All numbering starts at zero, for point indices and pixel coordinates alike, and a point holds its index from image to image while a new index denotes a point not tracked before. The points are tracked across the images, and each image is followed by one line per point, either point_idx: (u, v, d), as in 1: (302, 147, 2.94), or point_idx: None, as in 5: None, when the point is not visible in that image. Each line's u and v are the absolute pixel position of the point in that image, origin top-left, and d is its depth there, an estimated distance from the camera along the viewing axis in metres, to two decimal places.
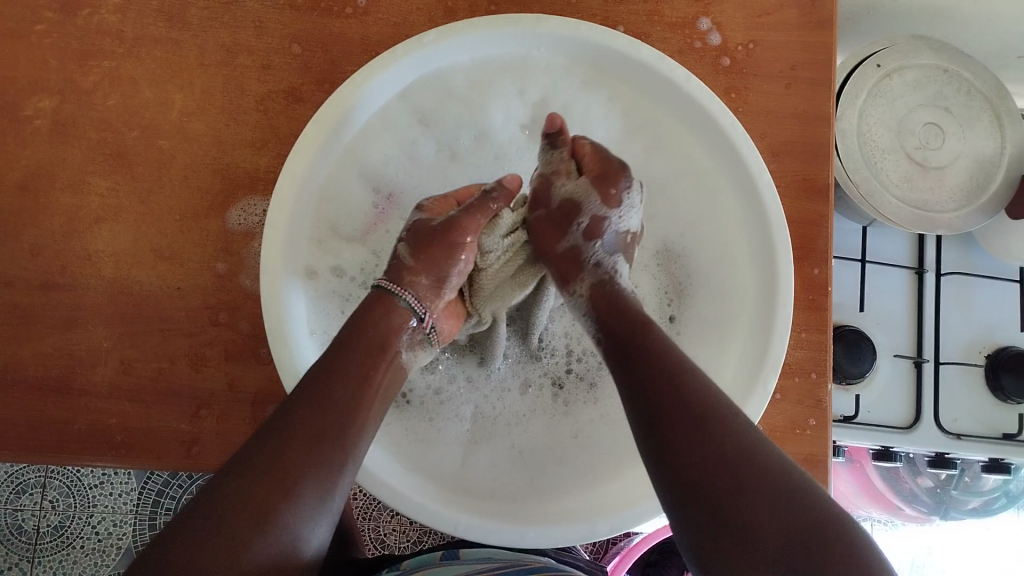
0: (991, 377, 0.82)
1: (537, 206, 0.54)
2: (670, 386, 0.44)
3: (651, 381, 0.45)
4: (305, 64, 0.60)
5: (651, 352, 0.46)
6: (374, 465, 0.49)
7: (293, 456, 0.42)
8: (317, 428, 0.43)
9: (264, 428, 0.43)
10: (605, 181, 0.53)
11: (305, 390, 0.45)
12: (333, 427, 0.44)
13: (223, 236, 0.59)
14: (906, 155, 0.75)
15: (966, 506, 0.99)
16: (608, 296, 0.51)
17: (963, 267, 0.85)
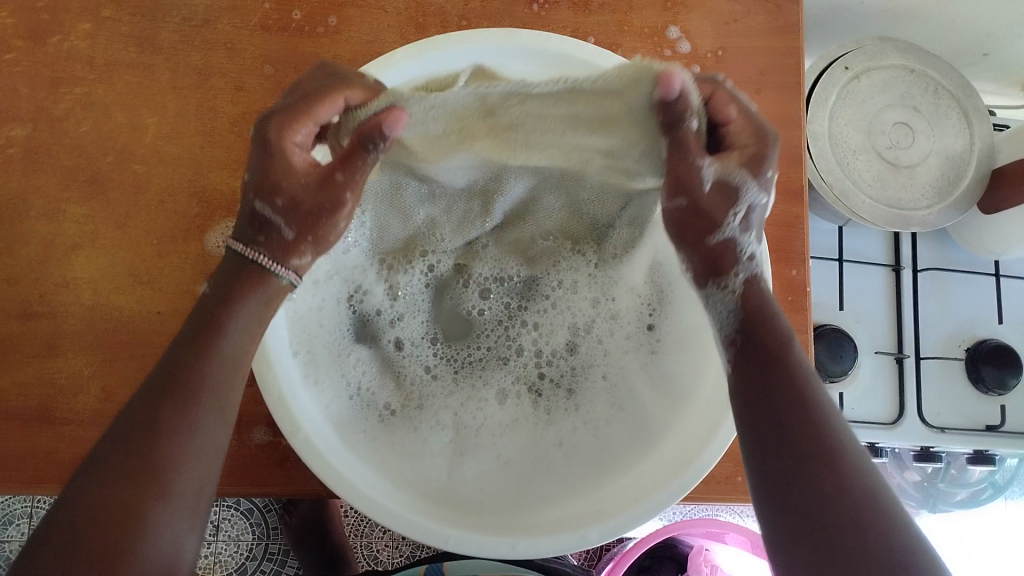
0: (972, 370, 0.83)
1: (688, 172, 0.46)
2: (802, 412, 0.42)
3: (779, 398, 0.43)
4: (279, 84, 0.61)
5: (790, 372, 0.44)
6: (361, 481, 0.48)
7: (149, 459, 0.39)
8: (169, 423, 0.41)
9: (118, 424, 0.41)
10: (761, 162, 0.46)
11: (167, 377, 0.42)
12: (189, 429, 0.41)
13: (203, 258, 0.59)
14: (877, 155, 0.76)
15: (954, 498, 0.99)
16: (759, 297, 0.47)
17: (939, 263, 0.86)
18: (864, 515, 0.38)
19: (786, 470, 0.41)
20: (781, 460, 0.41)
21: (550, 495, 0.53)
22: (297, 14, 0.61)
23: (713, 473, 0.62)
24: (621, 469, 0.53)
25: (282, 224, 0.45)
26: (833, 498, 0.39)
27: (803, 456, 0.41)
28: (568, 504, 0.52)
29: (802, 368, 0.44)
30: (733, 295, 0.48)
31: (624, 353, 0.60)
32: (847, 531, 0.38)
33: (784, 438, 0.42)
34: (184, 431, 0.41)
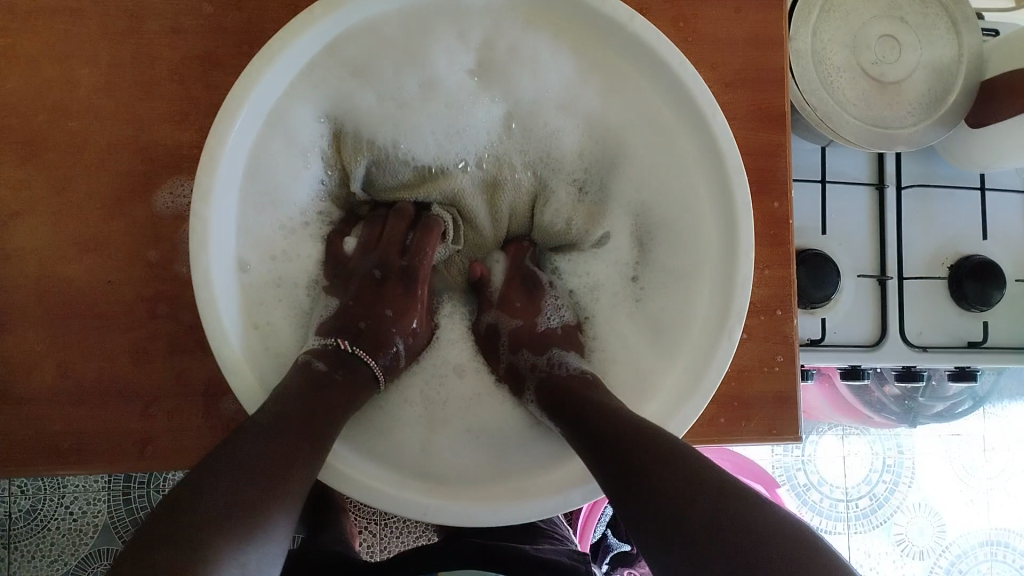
0: (955, 287, 0.82)
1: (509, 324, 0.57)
2: (628, 435, 0.43)
3: (605, 434, 0.44)
4: (220, 25, 0.56)
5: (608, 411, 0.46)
6: (340, 458, 0.47)
7: (274, 475, 0.39)
8: (293, 447, 0.41)
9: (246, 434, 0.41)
10: (508, 303, 0.58)
11: (302, 416, 0.43)
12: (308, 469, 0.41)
13: (152, 221, 0.55)
14: (863, 71, 0.72)
15: (931, 410, 1.00)
16: (553, 386, 0.52)
17: (923, 179, 0.84)
18: (718, 494, 0.37)
19: (636, 485, 0.40)
20: (632, 477, 0.40)
21: (529, 456, 0.53)
22: None
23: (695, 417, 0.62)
24: None
25: (397, 342, 0.53)
26: (679, 488, 0.38)
27: (646, 464, 0.40)
28: (549, 466, 0.51)
29: (616, 411, 0.46)
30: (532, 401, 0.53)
31: (614, 307, 0.59)
32: (701, 512, 0.36)
33: (628, 459, 0.41)
34: (305, 465, 0.41)
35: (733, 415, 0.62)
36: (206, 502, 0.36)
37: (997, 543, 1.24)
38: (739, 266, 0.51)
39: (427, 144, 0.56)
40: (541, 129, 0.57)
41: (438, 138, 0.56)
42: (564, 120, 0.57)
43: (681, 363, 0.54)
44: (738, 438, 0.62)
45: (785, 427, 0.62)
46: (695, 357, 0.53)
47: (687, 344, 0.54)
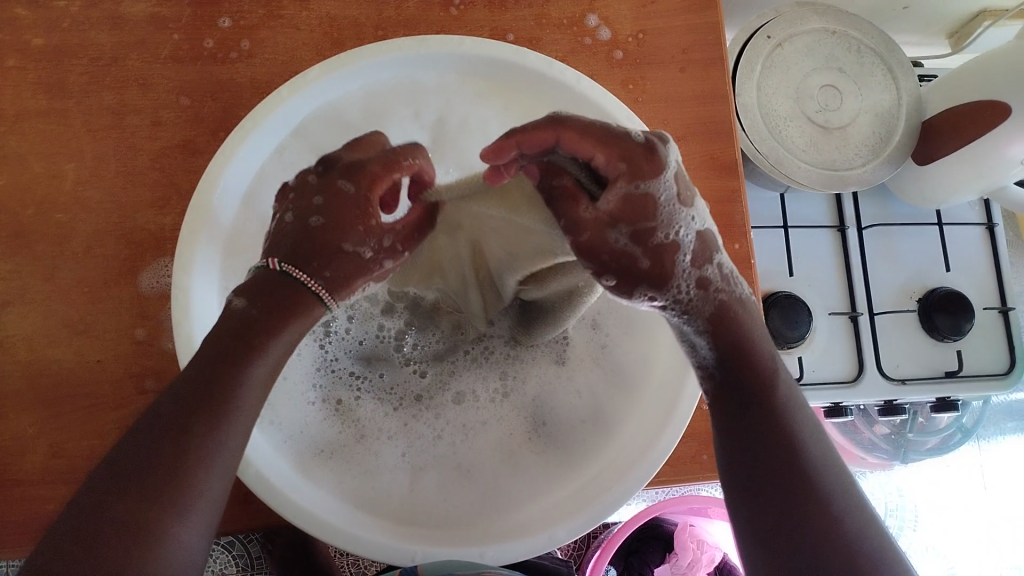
0: (926, 318, 0.84)
1: (578, 217, 0.43)
2: (760, 392, 0.44)
3: (739, 371, 0.44)
4: (197, 114, 0.60)
5: (744, 338, 0.44)
6: (318, 508, 0.48)
7: (181, 480, 0.37)
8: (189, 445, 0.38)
9: (143, 424, 0.39)
10: (630, 171, 0.41)
11: (193, 397, 0.39)
12: (214, 455, 0.39)
13: (138, 301, 0.58)
14: (808, 119, 0.77)
15: (924, 446, 0.99)
16: (734, 328, 0.44)
17: (882, 218, 0.87)
18: (825, 515, 0.40)
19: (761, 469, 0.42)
20: (753, 464, 0.43)
21: (514, 498, 0.53)
22: (209, 42, 0.61)
23: (678, 455, 0.62)
24: (569, 473, 0.54)
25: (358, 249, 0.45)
26: (803, 494, 0.41)
27: (772, 454, 0.42)
28: (533, 505, 0.52)
29: (764, 360, 0.45)
30: (704, 316, 0.44)
31: (580, 361, 0.58)
32: (817, 535, 0.40)
33: (756, 435, 0.43)
34: (208, 461, 0.38)
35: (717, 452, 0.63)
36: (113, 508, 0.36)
37: None
38: None
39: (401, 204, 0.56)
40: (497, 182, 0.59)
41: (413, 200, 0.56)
42: None
43: (648, 399, 0.55)
44: None
45: None
46: (660, 395, 0.54)
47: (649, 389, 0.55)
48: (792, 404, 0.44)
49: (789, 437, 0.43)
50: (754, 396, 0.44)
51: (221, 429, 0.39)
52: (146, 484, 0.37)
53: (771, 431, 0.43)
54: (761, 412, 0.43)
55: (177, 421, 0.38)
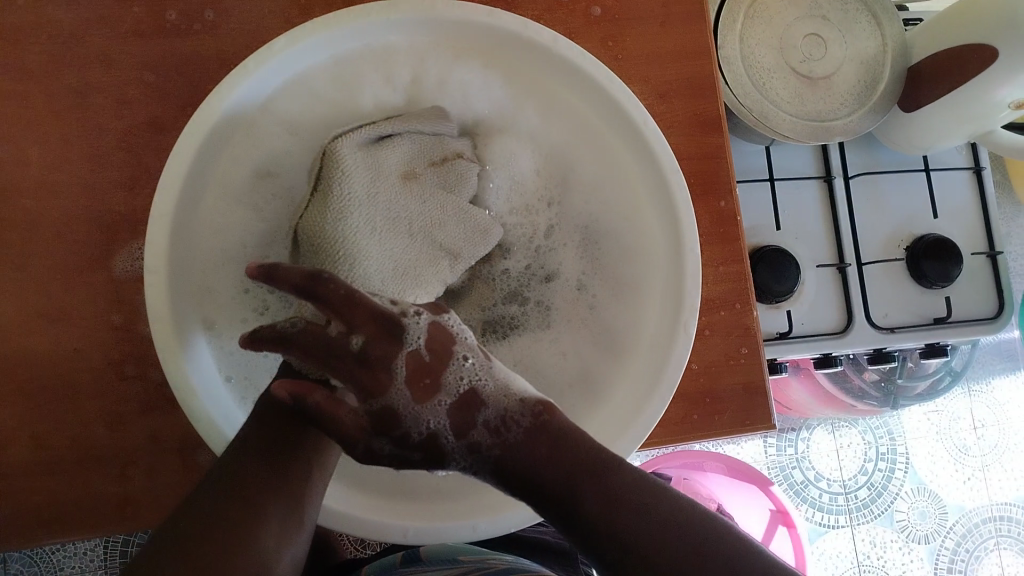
0: (913, 266, 0.83)
1: (344, 419, 0.44)
2: (606, 506, 0.41)
3: (560, 490, 0.41)
4: (163, 90, 0.58)
5: (570, 448, 0.42)
6: None
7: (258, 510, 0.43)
8: (278, 463, 0.45)
9: (230, 455, 0.45)
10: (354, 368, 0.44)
11: (266, 440, 0.45)
12: (291, 491, 0.44)
13: (114, 286, 0.57)
14: (792, 70, 0.75)
15: (913, 391, 1.00)
16: (536, 450, 0.42)
17: (869, 166, 0.86)
18: None
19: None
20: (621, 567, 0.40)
21: None
22: (171, 14, 0.58)
23: (668, 417, 0.63)
24: None
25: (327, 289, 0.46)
26: None
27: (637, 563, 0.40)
28: None
29: (601, 471, 0.42)
30: (461, 463, 0.44)
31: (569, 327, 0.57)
32: None
33: (619, 540, 0.40)
34: (284, 496, 0.44)
35: (707, 412, 0.63)
36: (198, 520, 0.41)
37: (1004, 519, 1.22)
38: (687, 251, 0.54)
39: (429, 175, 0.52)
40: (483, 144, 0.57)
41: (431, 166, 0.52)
42: (506, 142, 0.57)
43: (636, 365, 0.55)
44: (714, 433, 0.63)
45: (757, 418, 0.63)
46: (649, 361, 0.55)
47: (638, 351, 0.56)
48: (642, 502, 0.41)
49: (648, 541, 0.40)
50: (609, 503, 0.41)
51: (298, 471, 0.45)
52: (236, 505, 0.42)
53: (594, 509, 0.41)
54: (596, 525, 0.41)
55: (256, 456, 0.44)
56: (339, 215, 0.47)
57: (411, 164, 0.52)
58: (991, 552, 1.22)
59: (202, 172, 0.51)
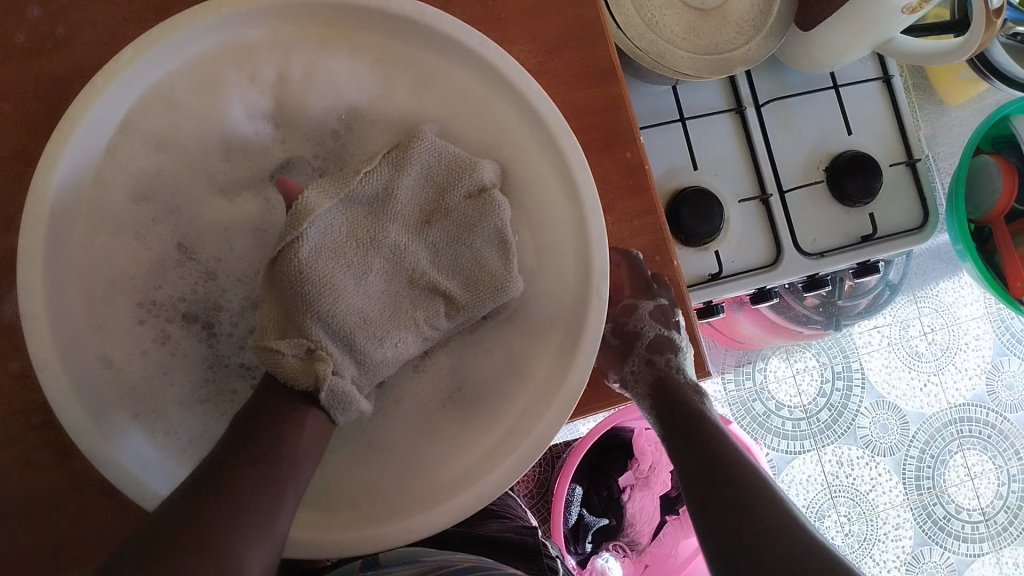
0: (835, 187, 0.82)
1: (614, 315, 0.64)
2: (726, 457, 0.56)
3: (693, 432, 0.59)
4: (22, 119, 0.54)
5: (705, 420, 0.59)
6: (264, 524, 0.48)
7: (240, 508, 0.41)
8: (264, 495, 0.42)
9: (210, 458, 0.43)
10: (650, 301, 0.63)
11: (246, 438, 0.44)
12: (274, 489, 0.43)
13: (3, 333, 0.54)
14: (683, 4, 0.73)
15: (856, 309, 1.00)
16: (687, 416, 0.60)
17: (778, 91, 0.85)
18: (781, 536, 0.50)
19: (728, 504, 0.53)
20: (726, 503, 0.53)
21: (433, 461, 0.51)
22: (18, 36, 0.55)
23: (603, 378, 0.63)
24: (489, 425, 0.52)
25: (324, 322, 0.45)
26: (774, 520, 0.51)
27: (732, 497, 0.53)
28: (458, 462, 0.51)
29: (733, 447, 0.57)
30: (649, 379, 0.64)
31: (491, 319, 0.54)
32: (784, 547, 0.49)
33: (725, 483, 0.54)
34: (265, 494, 0.42)
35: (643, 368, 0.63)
36: (182, 520, 0.40)
37: (964, 420, 1.24)
38: (591, 223, 0.52)
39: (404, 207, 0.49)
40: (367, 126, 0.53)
41: (411, 196, 0.49)
42: (388, 124, 0.53)
43: (554, 341, 0.53)
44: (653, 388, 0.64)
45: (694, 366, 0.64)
46: (570, 332, 0.53)
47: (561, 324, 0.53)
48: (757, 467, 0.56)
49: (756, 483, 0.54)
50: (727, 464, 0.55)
51: (285, 465, 0.44)
52: (222, 501, 0.41)
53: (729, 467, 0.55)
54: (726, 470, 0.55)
55: (244, 451, 0.43)
56: (315, 255, 0.45)
57: (401, 204, 0.49)
58: (955, 454, 1.23)
59: (70, 201, 0.48)
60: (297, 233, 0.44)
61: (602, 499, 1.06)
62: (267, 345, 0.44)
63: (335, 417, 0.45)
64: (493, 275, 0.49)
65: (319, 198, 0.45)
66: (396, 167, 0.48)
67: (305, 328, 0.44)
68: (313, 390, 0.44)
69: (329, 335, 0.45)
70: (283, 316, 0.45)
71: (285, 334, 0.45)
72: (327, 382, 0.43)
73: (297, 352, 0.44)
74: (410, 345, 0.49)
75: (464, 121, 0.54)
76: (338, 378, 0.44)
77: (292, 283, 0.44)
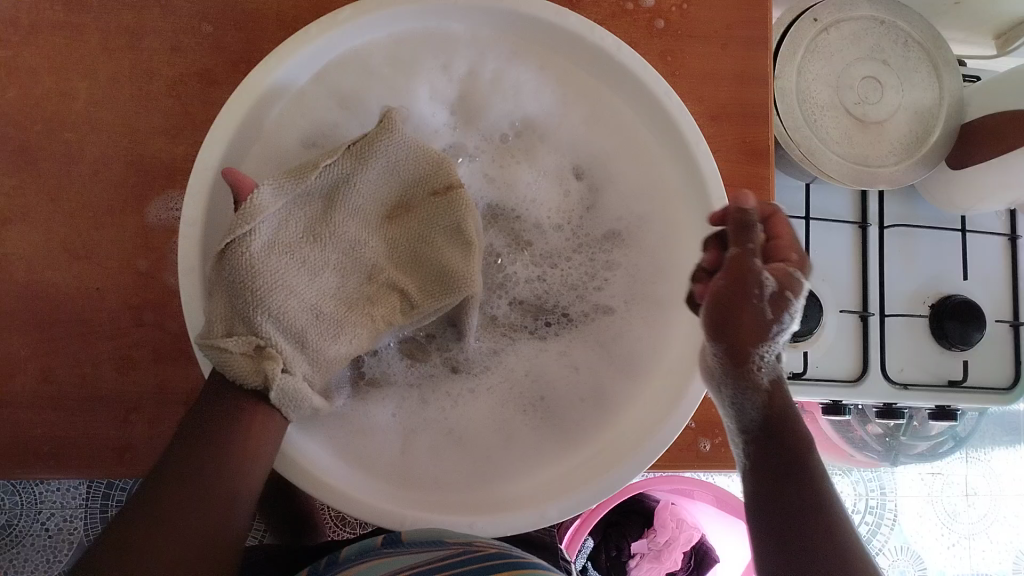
0: (936, 327, 0.82)
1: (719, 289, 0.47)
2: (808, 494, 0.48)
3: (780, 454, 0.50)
4: (219, 44, 0.57)
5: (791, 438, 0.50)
6: (333, 476, 0.48)
7: (172, 516, 0.43)
8: (201, 503, 0.44)
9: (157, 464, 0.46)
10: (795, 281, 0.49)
11: (189, 445, 0.46)
12: (206, 498, 0.45)
13: (144, 232, 0.56)
14: (845, 110, 0.75)
15: (914, 450, 0.99)
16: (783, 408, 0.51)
17: (905, 218, 0.86)
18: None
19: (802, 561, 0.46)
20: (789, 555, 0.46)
21: (506, 470, 0.53)
22: None
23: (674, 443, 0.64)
24: (563, 455, 0.54)
25: (268, 319, 0.44)
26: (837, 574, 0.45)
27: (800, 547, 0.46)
28: (532, 476, 0.52)
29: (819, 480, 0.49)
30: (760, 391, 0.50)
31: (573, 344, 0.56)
32: None
33: (800, 527, 0.47)
34: (197, 503, 0.44)
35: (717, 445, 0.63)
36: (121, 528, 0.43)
37: None
38: None
39: (366, 194, 0.49)
40: (531, 134, 0.57)
41: (375, 186, 0.49)
42: (550, 140, 0.57)
43: (651, 391, 0.55)
44: (718, 466, 0.64)
45: None
46: (669, 387, 0.54)
47: (660, 372, 0.55)
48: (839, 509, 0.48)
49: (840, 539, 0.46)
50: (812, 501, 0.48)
51: (222, 474, 0.45)
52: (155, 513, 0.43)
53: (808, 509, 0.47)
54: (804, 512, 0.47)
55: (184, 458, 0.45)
56: (263, 252, 0.44)
57: (361, 199, 0.48)
58: None
59: (251, 130, 0.50)
60: (247, 229, 0.43)
61: (609, 558, 1.05)
62: (215, 343, 0.43)
63: (288, 414, 0.46)
64: (454, 277, 0.48)
65: (269, 198, 0.44)
66: (360, 160, 0.47)
67: (253, 325, 0.43)
68: (262, 385, 0.45)
69: (281, 331, 0.44)
70: (233, 309, 0.44)
71: (233, 328, 0.44)
72: (276, 381, 0.43)
73: (244, 350, 0.43)
74: (364, 341, 0.49)
75: (621, 159, 0.57)
76: (290, 376, 0.44)
77: (241, 279, 0.43)
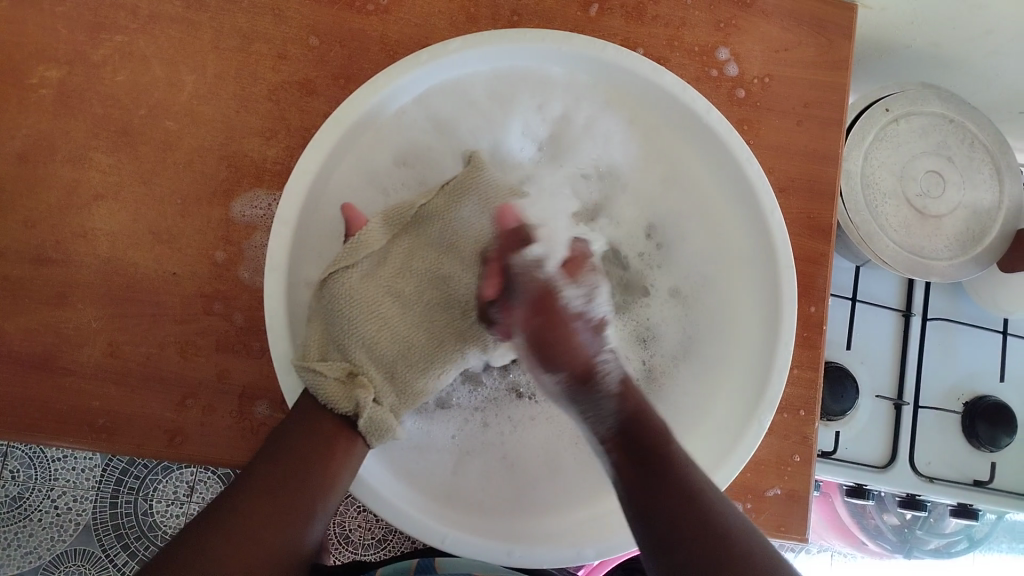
0: (968, 425, 0.83)
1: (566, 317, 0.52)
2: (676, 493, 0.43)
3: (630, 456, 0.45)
4: (322, 58, 0.59)
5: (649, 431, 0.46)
6: (381, 485, 0.49)
7: (255, 529, 0.42)
8: (286, 519, 0.44)
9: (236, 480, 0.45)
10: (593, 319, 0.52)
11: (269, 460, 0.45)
12: (289, 516, 0.44)
13: (226, 225, 0.58)
14: (906, 201, 0.76)
15: (927, 546, 0.99)
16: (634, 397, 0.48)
17: (948, 313, 0.86)
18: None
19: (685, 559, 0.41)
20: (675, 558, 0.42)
21: (547, 503, 0.54)
22: None
23: None
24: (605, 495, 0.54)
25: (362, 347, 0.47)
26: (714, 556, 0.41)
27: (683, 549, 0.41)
28: (571, 512, 0.53)
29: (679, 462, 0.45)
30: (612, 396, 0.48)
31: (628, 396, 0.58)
32: None
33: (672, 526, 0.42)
34: (278, 520, 0.43)
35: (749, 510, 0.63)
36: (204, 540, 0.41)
37: None
38: (773, 356, 0.54)
39: (461, 230, 0.52)
40: (609, 183, 0.59)
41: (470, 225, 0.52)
42: (623, 190, 0.60)
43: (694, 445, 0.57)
44: None
45: (793, 527, 0.63)
46: (716, 441, 0.55)
47: (709, 422, 0.57)
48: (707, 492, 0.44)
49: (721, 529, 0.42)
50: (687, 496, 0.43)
51: (303, 494, 0.45)
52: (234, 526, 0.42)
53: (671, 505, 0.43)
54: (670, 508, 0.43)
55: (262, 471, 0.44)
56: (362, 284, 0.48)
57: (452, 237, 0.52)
58: None
59: (345, 141, 0.52)
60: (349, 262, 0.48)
61: None
62: (311, 366, 0.46)
63: (371, 442, 0.47)
64: None
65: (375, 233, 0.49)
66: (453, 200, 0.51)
67: (347, 352, 0.47)
68: (353, 413, 0.46)
69: (371, 360, 0.47)
70: (329, 335, 0.47)
71: (326, 355, 0.47)
72: (365, 410, 0.46)
73: (338, 375, 0.46)
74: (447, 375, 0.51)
75: (692, 218, 0.59)
76: (377, 406, 0.47)
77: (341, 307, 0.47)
